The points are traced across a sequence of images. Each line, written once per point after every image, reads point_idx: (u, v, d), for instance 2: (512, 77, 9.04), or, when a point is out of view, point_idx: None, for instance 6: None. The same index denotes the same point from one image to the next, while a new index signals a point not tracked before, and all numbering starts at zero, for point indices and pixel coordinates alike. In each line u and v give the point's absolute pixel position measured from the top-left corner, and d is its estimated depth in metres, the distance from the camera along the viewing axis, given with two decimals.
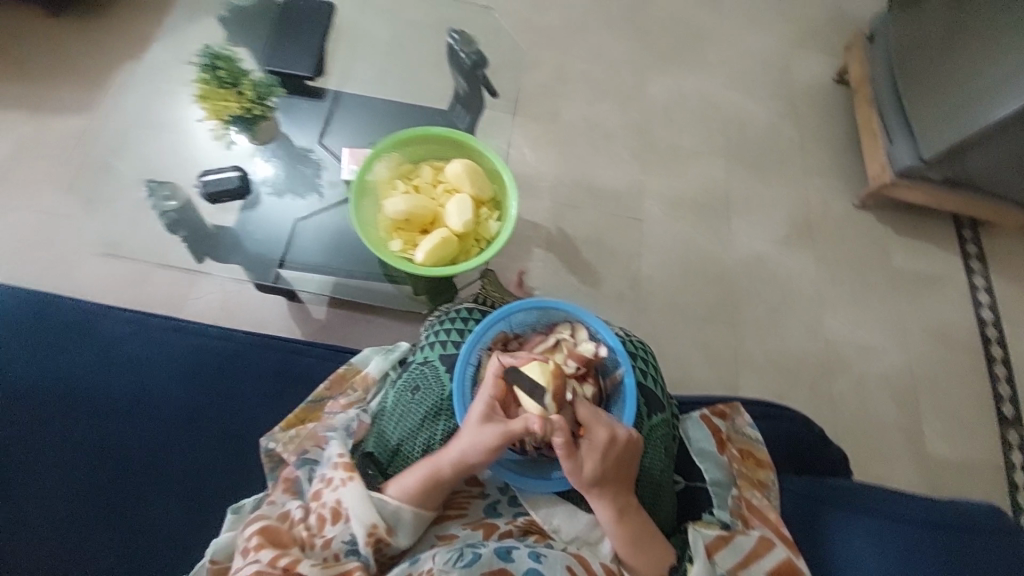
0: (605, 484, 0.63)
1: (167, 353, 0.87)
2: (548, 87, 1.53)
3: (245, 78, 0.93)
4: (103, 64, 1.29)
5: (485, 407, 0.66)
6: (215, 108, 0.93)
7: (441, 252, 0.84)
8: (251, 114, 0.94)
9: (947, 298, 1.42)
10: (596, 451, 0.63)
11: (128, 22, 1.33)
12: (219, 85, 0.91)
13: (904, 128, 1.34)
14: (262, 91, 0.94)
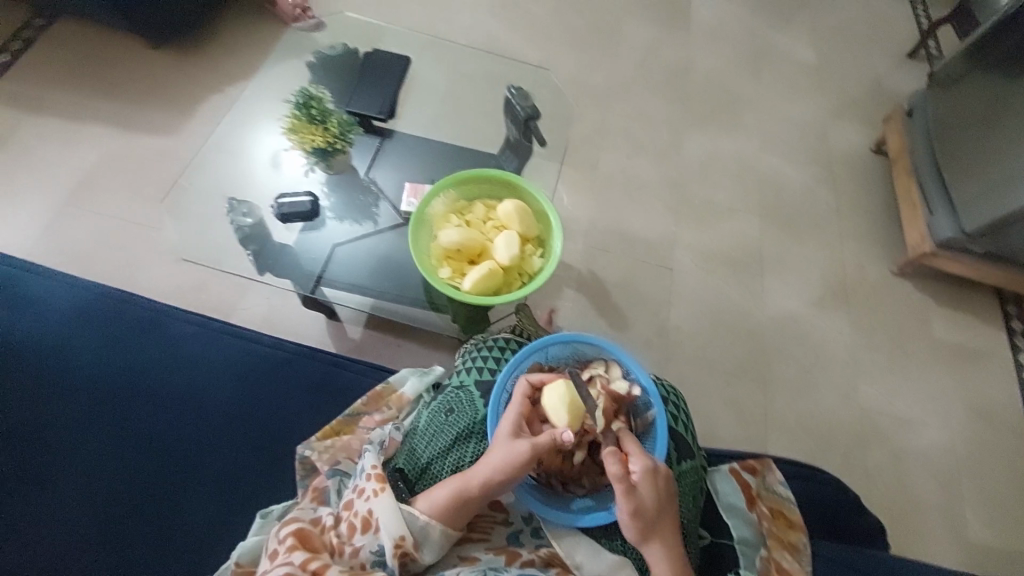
0: (646, 519, 0.63)
1: (222, 356, 0.94)
2: (589, 139, 1.62)
3: (332, 117, 1.02)
4: (193, 93, 1.45)
5: (514, 424, 0.69)
6: (302, 140, 1.01)
7: (487, 283, 0.88)
8: (334, 148, 1.03)
9: (989, 373, 1.38)
10: (644, 478, 0.64)
11: (219, 59, 1.50)
12: (310, 120, 1.01)
13: (944, 201, 1.37)
14: (344, 128, 1.03)
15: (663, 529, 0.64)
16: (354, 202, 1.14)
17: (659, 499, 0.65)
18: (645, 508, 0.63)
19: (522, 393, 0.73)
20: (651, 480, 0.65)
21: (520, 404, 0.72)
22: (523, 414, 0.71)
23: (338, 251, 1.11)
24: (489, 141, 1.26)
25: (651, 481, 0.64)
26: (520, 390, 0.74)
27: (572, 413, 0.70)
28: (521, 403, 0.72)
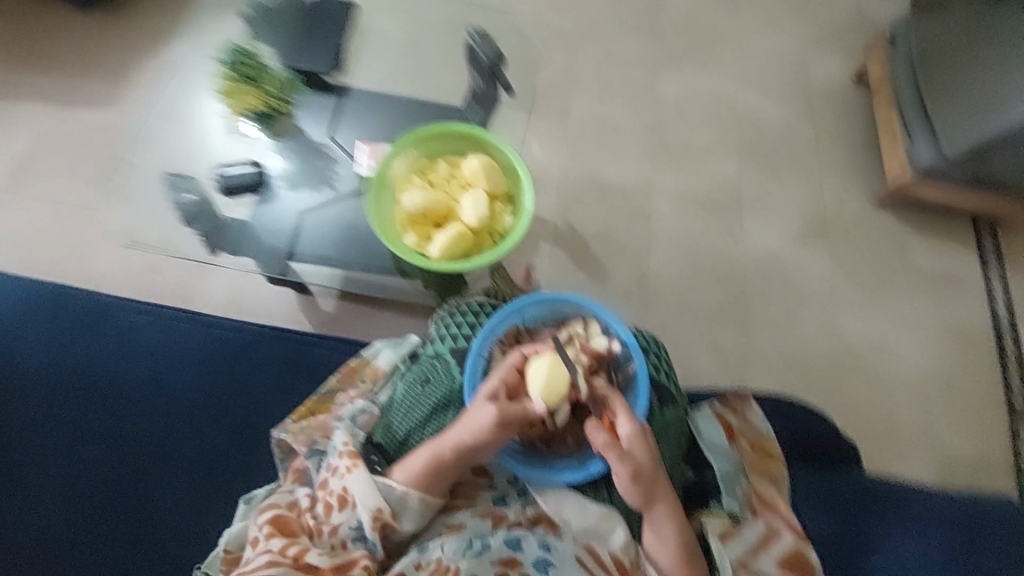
0: (638, 480, 0.65)
1: (185, 345, 0.91)
2: (560, 84, 1.53)
3: (267, 74, 0.97)
4: (122, 58, 1.32)
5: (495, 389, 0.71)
6: (238, 103, 0.96)
7: (458, 247, 0.86)
8: (272, 110, 0.98)
9: (962, 296, 1.41)
10: (636, 439, 0.66)
11: (146, 17, 1.35)
12: (244, 80, 0.95)
13: (926, 127, 1.32)
14: (283, 87, 0.99)
15: (658, 490, 0.66)
16: (306, 171, 1.07)
17: (654, 458, 0.66)
18: (642, 469, 0.65)
19: (510, 363, 0.73)
20: (643, 441, 0.66)
21: (505, 372, 0.72)
22: (506, 381, 0.72)
23: (307, 220, 1.06)
24: (451, 94, 1.17)
25: (644, 442, 0.66)
26: (509, 361, 0.73)
27: (562, 382, 0.70)
28: (507, 372, 0.72)
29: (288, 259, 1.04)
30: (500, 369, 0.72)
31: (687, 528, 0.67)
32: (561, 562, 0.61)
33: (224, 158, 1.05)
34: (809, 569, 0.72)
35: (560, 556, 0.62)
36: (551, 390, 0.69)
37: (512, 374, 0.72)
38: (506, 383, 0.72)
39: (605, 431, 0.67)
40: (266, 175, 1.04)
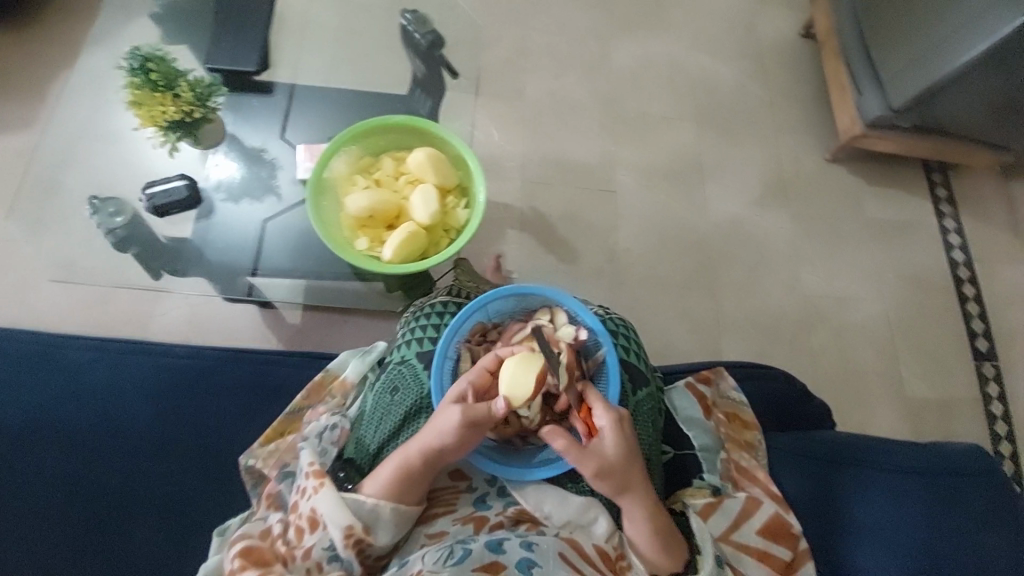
0: (611, 474, 0.63)
1: (135, 376, 0.85)
2: (511, 63, 1.48)
3: (181, 79, 0.88)
4: (44, 80, 1.25)
5: (461, 394, 0.68)
6: (151, 114, 0.88)
7: (410, 247, 0.84)
8: (192, 117, 0.90)
9: (918, 243, 1.45)
10: (609, 431, 0.64)
11: (65, 33, 1.28)
12: (154, 88, 0.87)
13: (872, 80, 1.34)
14: (200, 91, 0.89)
15: (634, 479, 0.65)
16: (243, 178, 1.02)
17: (627, 449, 0.64)
18: (611, 466, 0.63)
19: (480, 365, 0.70)
20: (617, 433, 0.64)
21: (474, 374, 0.70)
22: (473, 383, 0.69)
23: (269, 228, 1.01)
24: (397, 82, 1.11)
25: (618, 433, 0.64)
26: (481, 362, 0.71)
27: (532, 386, 0.67)
28: (476, 374, 0.70)
29: (253, 276, 1.01)
30: (469, 372, 0.70)
31: (662, 513, 0.67)
32: (543, 560, 0.61)
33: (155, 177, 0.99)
34: (789, 533, 0.71)
35: (542, 552, 0.62)
36: (519, 390, 0.66)
37: (482, 376, 0.70)
38: (475, 386, 0.69)
39: (564, 436, 0.63)
40: (202, 189, 0.99)
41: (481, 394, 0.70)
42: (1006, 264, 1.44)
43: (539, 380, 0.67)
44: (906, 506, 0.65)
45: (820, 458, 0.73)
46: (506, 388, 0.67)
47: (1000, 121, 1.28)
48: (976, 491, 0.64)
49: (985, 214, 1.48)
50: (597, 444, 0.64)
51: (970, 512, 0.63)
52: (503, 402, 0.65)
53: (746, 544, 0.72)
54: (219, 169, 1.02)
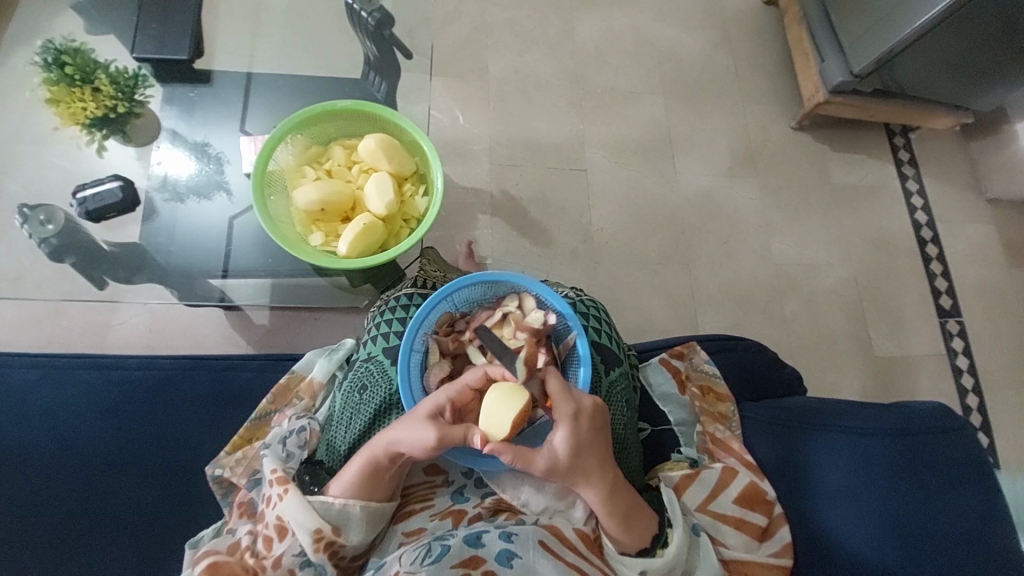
0: (576, 469, 0.61)
1: (84, 393, 0.80)
2: (472, 41, 1.43)
3: (99, 72, 0.86)
4: None
5: (435, 409, 0.63)
6: (71, 111, 0.86)
7: (366, 241, 0.81)
8: (118, 112, 0.88)
9: (883, 206, 1.47)
10: (562, 430, 0.60)
11: None
12: (71, 83, 0.85)
13: (834, 45, 1.34)
14: (123, 84, 0.87)
15: (592, 471, 0.61)
16: (192, 176, 0.97)
17: (589, 445, 0.61)
18: (558, 464, 0.60)
19: (462, 380, 0.66)
20: (570, 430, 0.60)
21: (454, 391, 0.65)
22: (452, 400, 0.64)
23: (238, 225, 0.97)
24: (348, 66, 1.04)
25: (571, 430, 0.60)
26: (466, 377, 0.66)
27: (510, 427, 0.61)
28: (455, 391, 0.65)
29: (223, 276, 0.96)
30: (446, 388, 0.65)
31: (631, 500, 0.65)
32: (524, 550, 0.59)
33: (88, 179, 0.92)
34: (764, 499, 0.70)
35: (522, 543, 0.60)
36: (497, 429, 0.61)
37: (462, 393, 0.65)
38: (454, 402, 0.65)
39: (510, 450, 0.59)
40: (139, 191, 0.93)
41: (460, 410, 0.65)
42: (966, 222, 1.48)
43: (520, 419, 0.61)
44: (875, 463, 0.66)
45: (788, 423, 0.75)
46: (485, 422, 0.62)
47: (959, 83, 1.30)
48: (944, 448, 0.65)
49: (946, 174, 1.51)
50: (549, 442, 0.61)
51: (938, 467, 0.64)
52: (479, 438, 0.59)
53: (723, 513, 0.70)
54: (165, 166, 0.96)
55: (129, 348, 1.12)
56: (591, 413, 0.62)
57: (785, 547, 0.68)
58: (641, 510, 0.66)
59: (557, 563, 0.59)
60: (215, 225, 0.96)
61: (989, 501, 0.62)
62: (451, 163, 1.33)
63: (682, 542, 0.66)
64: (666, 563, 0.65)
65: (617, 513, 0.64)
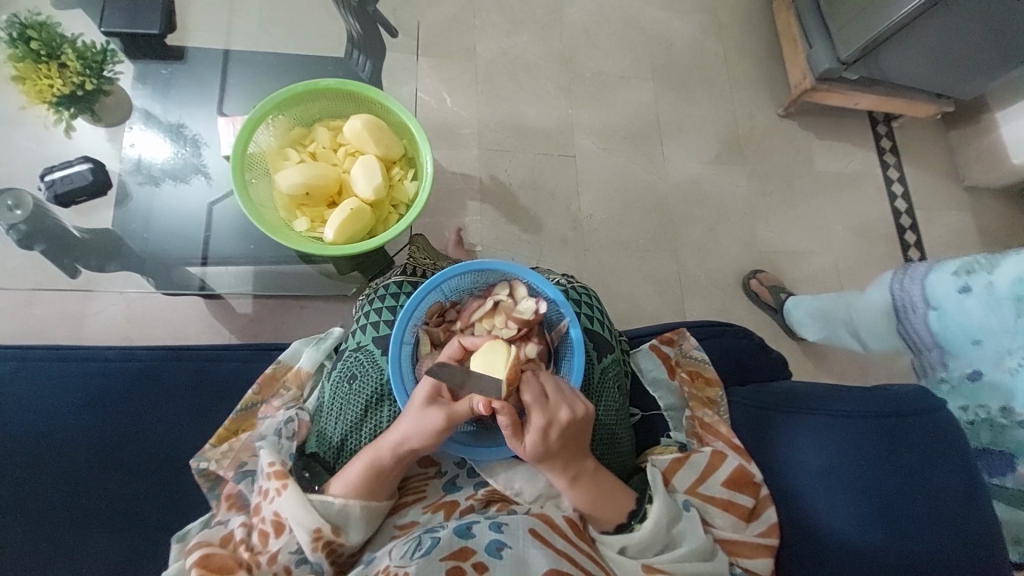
0: (546, 462, 0.64)
1: (60, 387, 0.77)
2: (459, 21, 1.39)
3: (66, 46, 0.81)
4: None
5: (430, 390, 0.64)
6: (37, 89, 0.81)
7: (353, 226, 0.79)
8: (85, 90, 0.83)
9: (865, 194, 1.49)
10: (531, 436, 0.61)
11: None
12: (37, 59, 0.80)
13: (822, 31, 1.34)
14: (91, 59, 0.82)
15: (558, 464, 0.64)
16: (168, 160, 0.93)
17: (558, 446, 0.63)
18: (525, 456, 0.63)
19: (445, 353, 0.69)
20: (540, 437, 0.61)
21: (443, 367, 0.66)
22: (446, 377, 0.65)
23: (217, 211, 0.93)
24: (330, 44, 1.00)
25: (540, 437, 0.61)
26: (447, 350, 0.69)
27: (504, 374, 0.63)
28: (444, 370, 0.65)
29: (202, 264, 0.93)
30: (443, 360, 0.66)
31: (601, 489, 0.67)
32: (513, 540, 0.58)
33: (57, 162, 0.88)
34: (751, 482, 0.71)
35: (511, 533, 0.59)
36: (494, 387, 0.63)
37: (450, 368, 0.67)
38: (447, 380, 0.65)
39: (509, 414, 0.61)
40: (113, 175, 0.90)
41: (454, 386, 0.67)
42: (944, 210, 1.51)
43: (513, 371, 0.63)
44: (857, 446, 0.67)
45: (772, 407, 0.76)
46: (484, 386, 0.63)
47: (944, 72, 1.30)
48: (923, 429, 0.66)
49: (927, 163, 1.54)
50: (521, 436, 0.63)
51: (918, 448, 0.66)
52: (482, 405, 0.61)
53: (711, 495, 0.71)
54: (138, 149, 0.92)
55: (106, 338, 1.08)
56: (564, 425, 0.62)
57: (770, 527, 0.69)
58: (616, 495, 0.67)
59: (546, 551, 0.57)
60: (193, 211, 0.92)
61: (966, 481, 0.64)
62: (439, 148, 1.30)
63: (661, 511, 0.67)
64: (644, 537, 0.65)
65: (582, 504, 0.66)
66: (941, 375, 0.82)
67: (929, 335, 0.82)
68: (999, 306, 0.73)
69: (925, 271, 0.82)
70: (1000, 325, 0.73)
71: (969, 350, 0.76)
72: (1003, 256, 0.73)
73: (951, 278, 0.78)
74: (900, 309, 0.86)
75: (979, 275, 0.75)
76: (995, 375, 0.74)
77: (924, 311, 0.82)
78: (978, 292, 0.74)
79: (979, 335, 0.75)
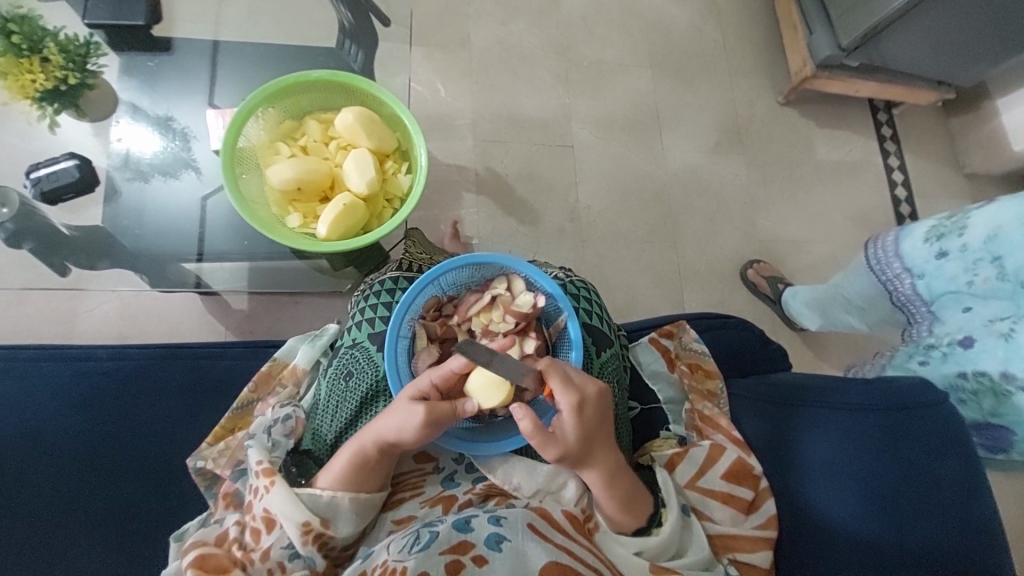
0: (583, 453, 0.62)
1: (51, 388, 0.76)
2: (453, 9, 1.36)
3: (49, 39, 0.79)
4: None
5: (420, 393, 0.63)
6: (19, 85, 0.79)
7: (347, 221, 0.78)
8: (69, 84, 0.81)
9: (865, 183, 1.48)
10: (567, 417, 0.61)
11: None
12: (19, 53, 0.77)
13: (823, 18, 1.31)
14: (74, 52, 0.81)
15: (596, 454, 0.63)
16: (156, 154, 0.91)
17: (588, 430, 0.62)
18: (566, 446, 0.61)
19: (447, 366, 0.65)
20: (576, 415, 0.61)
21: (438, 374, 0.65)
22: (437, 385, 0.64)
23: (211, 206, 0.92)
24: (320, 34, 0.97)
25: (575, 417, 0.61)
26: (449, 361, 0.65)
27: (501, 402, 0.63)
28: (440, 377, 0.64)
29: (198, 260, 0.91)
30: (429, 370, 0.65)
31: (626, 486, 0.65)
32: (513, 534, 0.57)
33: (42, 159, 0.86)
34: (751, 474, 0.71)
35: (511, 526, 0.58)
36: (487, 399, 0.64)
37: (447, 378, 0.65)
38: (438, 387, 0.65)
39: (530, 417, 0.60)
40: (102, 172, 0.88)
41: (447, 393, 0.66)
42: (945, 198, 1.49)
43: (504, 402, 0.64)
44: (862, 437, 0.66)
45: (774, 400, 0.75)
46: (477, 393, 0.64)
47: (946, 60, 1.28)
48: (927, 421, 0.66)
49: (927, 151, 1.52)
50: (557, 428, 0.62)
51: (922, 439, 0.65)
52: (472, 404, 0.63)
53: (711, 488, 0.71)
54: (127, 143, 0.90)
55: (99, 336, 1.07)
56: (594, 400, 0.63)
57: (770, 520, 0.68)
58: (638, 497, 0.66)
59: (545, 545, 0.56)
60: (187, 207, 0.91)
61: (968, 472, 0.64)
62: (434, 139, 1.28)
63: (677, 521, 0.66)
64: (661, 541, 0.65)
65: (618, 498, 0.65)
66: (931, 342, 0.83)
67: (920, 302, 0.84)
68: (977, 268, 0.75)
69: (896, 240, 0.85)
70: (983, 287, 0.75)
71: (958, 314, 0.79)
72: (966, 217, 0.76)
73: (925, 245, 0.81)
74: (886, 281, 0.88)
75: (950, 239, 0.77)
76: (986, 340, 0.75)
77: (909, 279, 0.84)
78: (955, 257, 0.77)
79: (968, 301, 0.77)
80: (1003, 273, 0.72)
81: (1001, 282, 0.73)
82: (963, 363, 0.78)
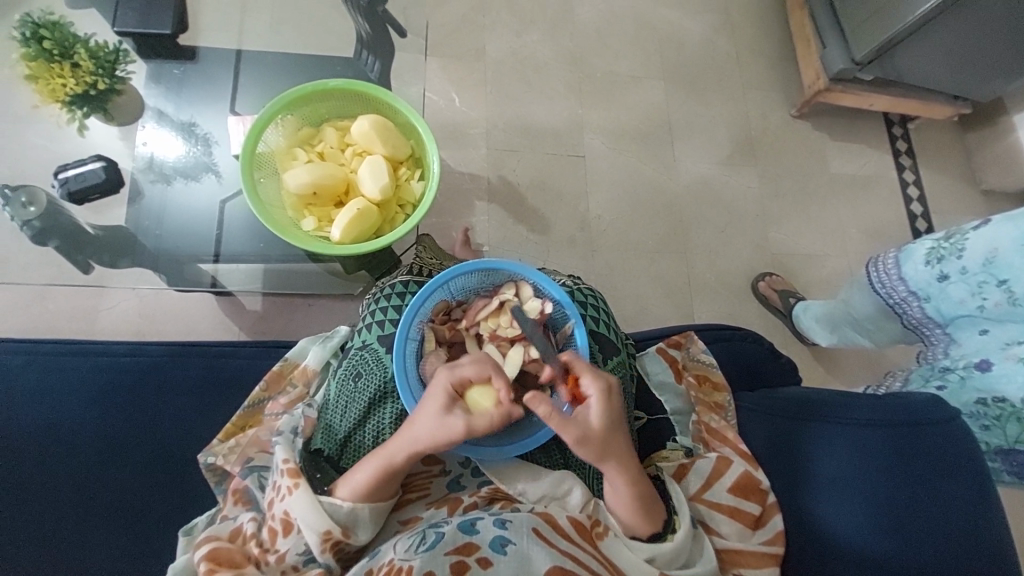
0: (611, 446, 0.63)
1: (70, 381, 0.78)
2: (469, 21, 1.39)
3: (79, 46, 0.83)
4: None
5: (444, 400, 0.63)
6: (50, 88, 0.83)
7: (360, 226, 0.79)
8: (97, 89, 0.85)
9: (878, 197, 1.47)
10: (595, 402, 0.63)
11: None
12: (50, 58, 0.81)
13: (837, 32, 1.32)
14: (103, 59, 0.84)
15: (618, 448, 0.64)
16: (179, 158, 0.93)
17: (614, 419, 0.64)
18: (589, 431, 0.62)
19: (461, 373, 0.65)
20: (603, 401, 0.64)
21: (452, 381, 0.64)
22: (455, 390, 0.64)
23: (230, 210, 0.94)
24: (338, 44, 1.00)
25: (603, 403, 0.63)
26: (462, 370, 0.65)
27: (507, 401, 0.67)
28: (453, 381, 0.64)
29: (215, 262, 0.94)
30: (446, 373, 0.64)
31: (644, 487, 0.66)
32: (518, 537, 0.57)
33: (68, 161, 0.89)
34: (758, 488, 0.70)
35: (516, 529, 0.58)
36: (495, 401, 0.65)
37: (461, 382, 0.65)
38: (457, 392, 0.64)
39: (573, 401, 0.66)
40: (125, 173, 0.91)
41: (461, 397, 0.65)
42: (962, 214, 1.47)
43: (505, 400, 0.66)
44: (869, 455, 0.66)
45: (786, 414, 0.74)
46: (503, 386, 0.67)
47: (963, 74, 1.27)
48: (936, 439, 0.65)
49: (943, 166, 1.50)
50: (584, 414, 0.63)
51: (929, 459, 0.64)
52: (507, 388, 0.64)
53: (718, 502, 0.70)
54: (151, 147, 0.93)
55: (117, 333, 1.10)
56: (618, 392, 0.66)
57: (776, 535, 0.67)
58: (648, 509, 0.66)
59: (550, 550, 0.56)
60: (206, 209, 0.94)
61: (981, 495, 0.63)
62: (446, 147, 1.30)
63: (687, 530, 0.66)
64: (672, 548, 0.65)
65: (636, 499, 0.65)
66: (946, 365, 0.80)
67: (933, 324, 0.84)
68: (984, 292, 0.74)
69: (897, 262, 0.85)
70: (995, 310, 0.74)
71: (975, 337, 0.77)
72: (964, 238, 0.76)
73: (928, 266, 0.80)
74: (894, 304, 0.88)
75: (950, 261, 0.78)
76: (1004, 365, 0.73)
77: (917, 303, 0.84)
78: (956, 279, 0.77)
79: (985, 324, 0.76)
80: (1013, 297, 0.71)
81: (1013, 307, 0.72)
82: (982, 388, 0.75)
